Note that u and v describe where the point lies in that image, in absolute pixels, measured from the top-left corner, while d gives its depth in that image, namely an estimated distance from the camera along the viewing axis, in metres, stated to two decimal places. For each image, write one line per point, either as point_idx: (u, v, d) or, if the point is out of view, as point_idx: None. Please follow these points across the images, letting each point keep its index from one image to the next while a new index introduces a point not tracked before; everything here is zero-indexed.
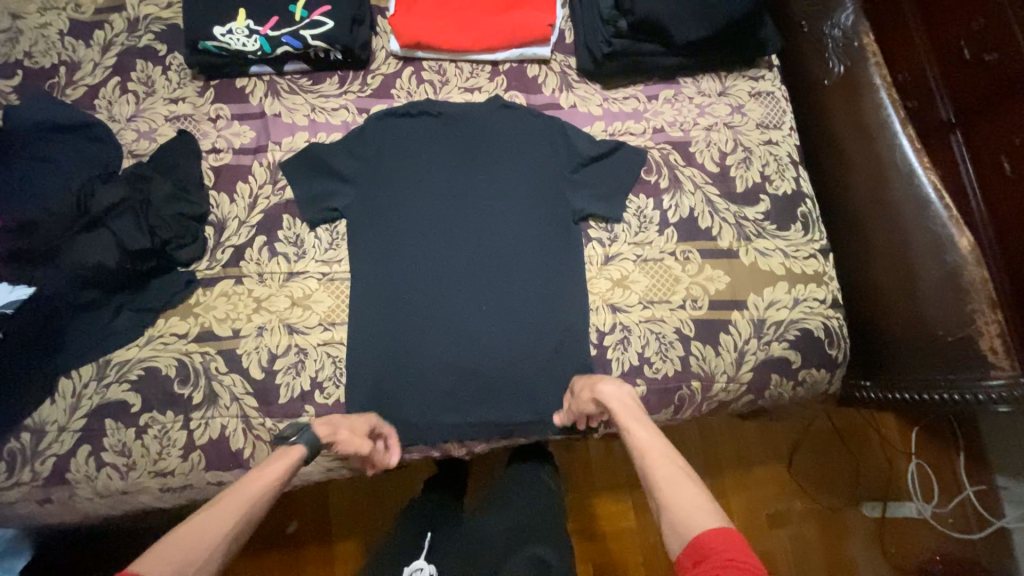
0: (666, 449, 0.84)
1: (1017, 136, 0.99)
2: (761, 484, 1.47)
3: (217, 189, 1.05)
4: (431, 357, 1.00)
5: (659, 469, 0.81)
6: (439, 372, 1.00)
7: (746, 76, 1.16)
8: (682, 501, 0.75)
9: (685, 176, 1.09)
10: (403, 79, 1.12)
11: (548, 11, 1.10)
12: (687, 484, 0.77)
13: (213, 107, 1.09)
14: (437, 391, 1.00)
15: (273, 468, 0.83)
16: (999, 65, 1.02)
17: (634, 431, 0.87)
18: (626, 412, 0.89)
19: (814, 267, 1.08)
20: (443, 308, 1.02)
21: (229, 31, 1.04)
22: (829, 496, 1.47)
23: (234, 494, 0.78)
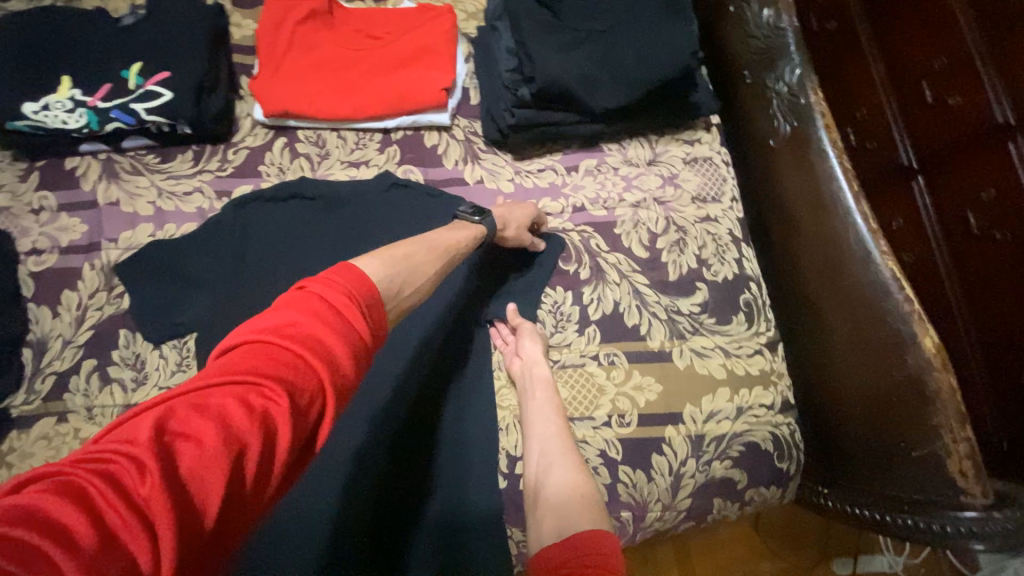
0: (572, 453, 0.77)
1: (987, 189, 0.83)
2: (729, 547, 1.21)
3: (37, 302, 0.86)
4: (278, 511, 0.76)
5: (552, 470, 0.75)
6: (286, 524, 0.76)
7: (679, 138, 1.01)
8: (565, 502, 0.70)
9: (609, 264, 0.93)
10: (274, 153, 0.94)
11: (444, 70, 0.93)
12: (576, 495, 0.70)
13: (36, 196, 0.90)
14: (285, 557, 0.74)
15: (451, 238, 0.74)
16: (961, 110, 0.86)
17: (538, 430, 0.80)
18: (542, 405, 0.82)
19: (759, 366, 0.94)
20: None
21: (45, 106, 0.85)
22: (800, 554, 1.22)
23: (419, 248, 0.67)
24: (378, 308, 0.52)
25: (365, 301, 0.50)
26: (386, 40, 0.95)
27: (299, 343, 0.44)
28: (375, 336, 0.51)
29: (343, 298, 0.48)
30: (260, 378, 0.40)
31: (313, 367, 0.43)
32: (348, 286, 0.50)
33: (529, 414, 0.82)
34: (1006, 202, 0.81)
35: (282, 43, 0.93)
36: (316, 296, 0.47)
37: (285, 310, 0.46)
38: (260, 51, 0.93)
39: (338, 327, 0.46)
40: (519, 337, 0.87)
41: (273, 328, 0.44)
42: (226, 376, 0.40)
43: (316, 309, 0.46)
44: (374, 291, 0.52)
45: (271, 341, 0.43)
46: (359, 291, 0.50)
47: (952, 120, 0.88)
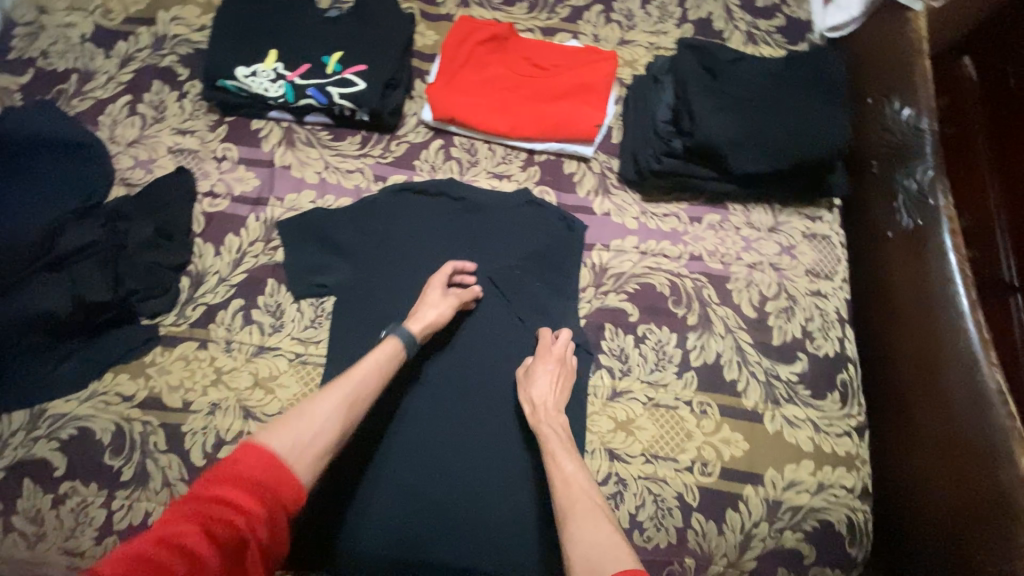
0: (590, 488, 0.77)
1: None
2: None
3: (203, 238, 0.95)
4: (391, 478, 0.87)
5: (578, 506, 0.74)
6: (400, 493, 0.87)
7: (802, 213, 1.05)
8: (593, 534, 0.70)
9: (717, 316, 0.96)
10: (429, 151, 1.03)
11: (599, 109, 1.01)
12: (605, 526, 0.71)
13: (221, 146, 1.01)
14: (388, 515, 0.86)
15: (365, 365, 0.79)
16: None
17: (560, 462, 0.80)
18: (561, 441, 0.83)
19: (845, 447, 0.95)
20: (415, 422, 0.90)
21: (253, 73, 0.97)
22: None
23: (338, 390, 0.75)
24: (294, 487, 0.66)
25: (275, 476, 0.65)
26: (551, 72, 1.04)
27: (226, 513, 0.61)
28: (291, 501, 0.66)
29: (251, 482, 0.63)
30: (184, 538, 0.59)
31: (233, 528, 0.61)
32: (260, 462, 0.65)
33: (549, 445, 0.82)
34: None
35: (461, 57, 1.03)
36: (240, 474, 0.63)
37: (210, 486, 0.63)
38: (440, 60, 1.04)
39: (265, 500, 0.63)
40: (537, 371, 0.88)
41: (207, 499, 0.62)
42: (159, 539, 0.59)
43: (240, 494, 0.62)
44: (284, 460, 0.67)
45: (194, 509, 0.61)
46: (271, 467, 0.65)
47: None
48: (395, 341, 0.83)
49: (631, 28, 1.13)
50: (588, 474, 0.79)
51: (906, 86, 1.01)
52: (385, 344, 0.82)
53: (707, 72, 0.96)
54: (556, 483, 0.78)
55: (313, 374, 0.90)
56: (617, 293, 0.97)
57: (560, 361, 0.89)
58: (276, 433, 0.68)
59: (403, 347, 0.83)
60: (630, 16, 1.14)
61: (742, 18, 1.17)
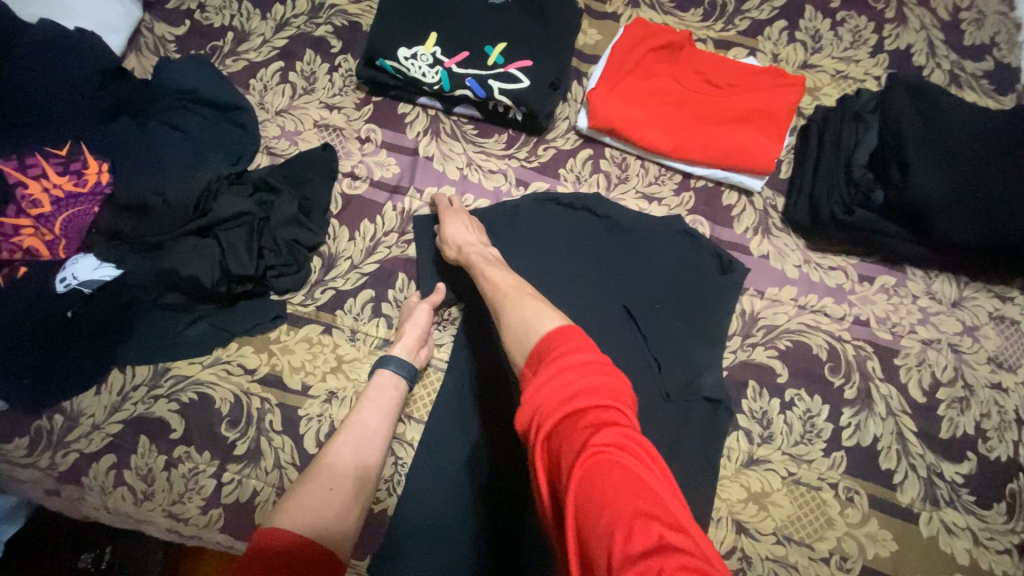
0: (518, 282, 0.72)
1: None
2: None
3: (339, 221, 0.93)
4: (488, 510, 0.80)
5: (507, 296, 0.69)
6: (485, 518, 0.79)
7: (991, 290, 0.91)
8: (522, 314, 0.63)
9: (879, 394, 0.85)
10: (577, 161, 0.96)
11: (775, 141, 0.91)
12: (531, 300, 0.66)
13: (366, 126, 0.97)
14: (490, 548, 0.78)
15: (369, 408, 0.76)
16: None
17: (488, 274, 0.75)
18: (483, 263, 0.77)
19: (1010, 571, 0.82)
20: (515, 448, 0.81)
21: (413, 55, 0.92)
22: None
23: (352, 434, 0.72)
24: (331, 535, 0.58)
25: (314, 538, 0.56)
26: (725, 91, 0.94)
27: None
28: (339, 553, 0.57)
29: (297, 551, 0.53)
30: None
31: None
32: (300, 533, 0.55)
33: (476, 269, 0.77)
34: None
35: (629, 62, 0.95)
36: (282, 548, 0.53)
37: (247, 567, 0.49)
38: (605, 62, 0.95)
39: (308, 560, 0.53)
40: (451, 218, 0.85)
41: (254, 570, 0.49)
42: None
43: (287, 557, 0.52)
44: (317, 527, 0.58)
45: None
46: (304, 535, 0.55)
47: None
48: (389, 371, 0.80)
49: (817, 51, 1.00)
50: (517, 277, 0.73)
51: None
52: (375, 383, 0.79)
53: (922, 116, 0.84)
54: (483, 291, 0.73)
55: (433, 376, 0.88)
56: (766, 348, 0.88)
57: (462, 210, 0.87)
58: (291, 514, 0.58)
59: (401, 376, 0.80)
60: (817, 37, 1.01)
61: (947, 54, 1.02)
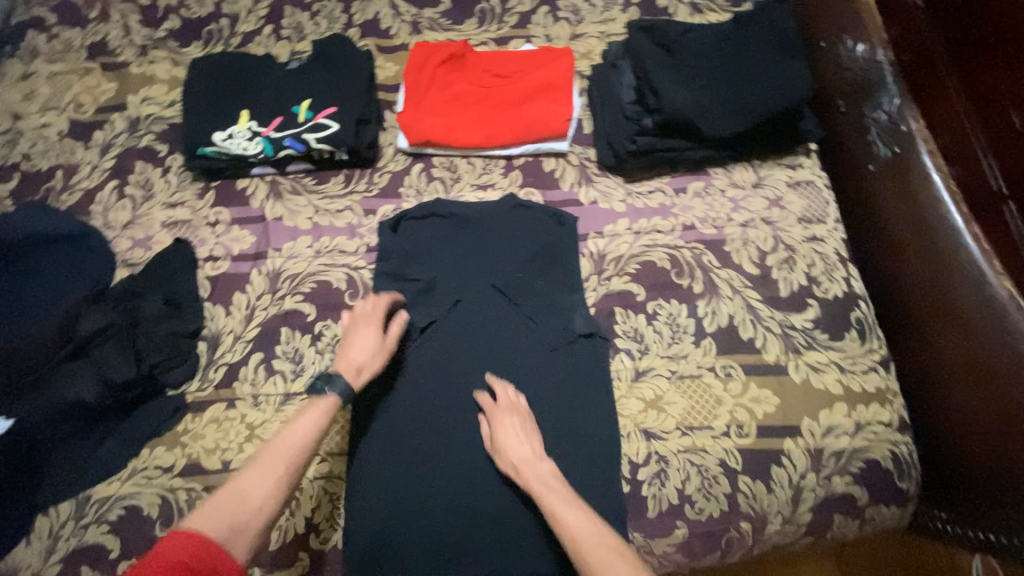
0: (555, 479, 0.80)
1: None
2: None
3: (211, 302, 0.98)
4: (432, 507, 0.85)
5: (592, 552, 0.71)
6: (434, 514, 0.85)
7: (782, 164, 1.07)
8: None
9: (721, 280, 0.98)
10: (412, 177, 1.06)
11: (565, 104, 1.04)
12: (621, 562, 0.69)
13: (212, 210, 1.04)
14: (441, 533, 0.84)
15: (300, 425, 0.77)
16: None
17: (560, 517, 0.76)
18: (559, 496, 0.78)
19: (875, 383, 0.95)
20: (437, 441, 0.88)
21: (230, 135, 1.00)
22: None
23: (275, 456, 0.74)
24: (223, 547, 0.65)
25: (210, 552, 0.63)
26: (512, 78, 1.07)
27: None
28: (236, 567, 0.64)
29: (187, 561, 0.61)
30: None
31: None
32: (195, 548, 0.63)
33: (546, 497, 0.78)
34: None
35: (424, 81, 1.07)
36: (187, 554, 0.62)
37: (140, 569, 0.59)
38: (405, 87, 1.07)
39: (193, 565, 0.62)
40: (501, 434, 0.84)
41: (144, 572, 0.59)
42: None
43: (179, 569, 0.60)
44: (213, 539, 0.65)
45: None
46: (199, 549, 0.63)
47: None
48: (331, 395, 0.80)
49: (579, 22, 1.16)
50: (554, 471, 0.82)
51: (856, 23, 1.08)
52: (321, 398, 0.80)
53: (663, 49, 0.99)
54: (562, 539, 0.74)
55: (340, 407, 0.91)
56: (620, 275, 1.00)
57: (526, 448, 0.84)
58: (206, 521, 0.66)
59: (336, 401, 0.80)
60: (577, 11, 1.17)
61: None
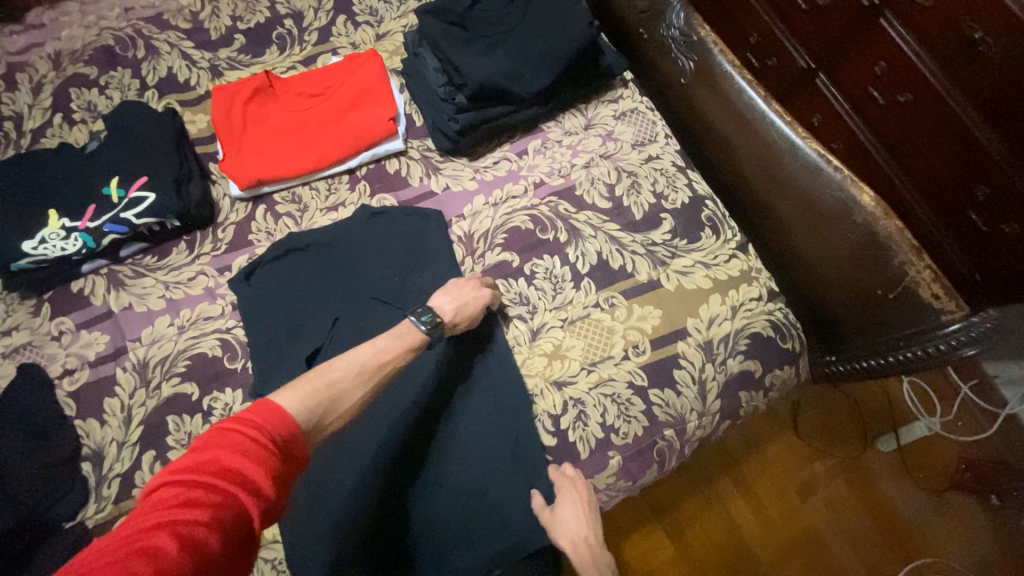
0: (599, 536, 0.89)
1: (877, 63, 1.04)
2: (782, 457, 1.39)
3: (82, 417, 0.91)
4: (392, 525, 0.87)
5: None
6: (399, 525, 0.87)
7: (604, 100, 1.13)
8: None
9: (581, 223, 1.03)
10: (258, 221, 1.02)
11: (386, 104, 1.05)
12: None
13: (53, 323, 0.96)
14: (399, 546, 0.86)
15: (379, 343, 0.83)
16: (832, 6, 1.08)
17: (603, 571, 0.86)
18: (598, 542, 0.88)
19: (738, 267, 1.04)
20: (376, 460, 0.89)
21: (42, 240, 0.92)
22: (846, 446, 1.40)
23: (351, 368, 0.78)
24: (293, 428, 0.64)
25: (282, 433, 0.62)
26: (327, 94, 1.06)
27: (239, 475, 0.56)
28: (297, 457, 0.63)
29: (262, 435, 0.60)
30: (185, 518, 0.51)
31: (242, 504, 0.55)
32: (268, 421, 0.62)
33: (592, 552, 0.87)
34: (897, 68, 1.02)
35: (237, 121, 1.03)
36: (252, 437, 0.60)
37: (211, 447, 0.57)
38: (219, 135, 1.03)
39: (265, 438, 0.60)
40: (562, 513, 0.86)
41: (220, 448, 0.57)
42: (159, 503, 0.52)
43: (247, 443, 0.59)
44: (291, 416, 0.65)
45: (194, 475, 0.55)
46: (277, 426, 0.63)
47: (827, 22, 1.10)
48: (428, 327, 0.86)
49: (380, 22, 1.17)
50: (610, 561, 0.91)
51: None
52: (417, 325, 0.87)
53: (456, 26, 1.02)
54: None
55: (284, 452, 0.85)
56: (492, 249, 1.03)
57: (560, 367, 0.95)
58: (290, 397, 0.68)
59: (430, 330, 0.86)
60: (373, 11, 1.17)
61: None
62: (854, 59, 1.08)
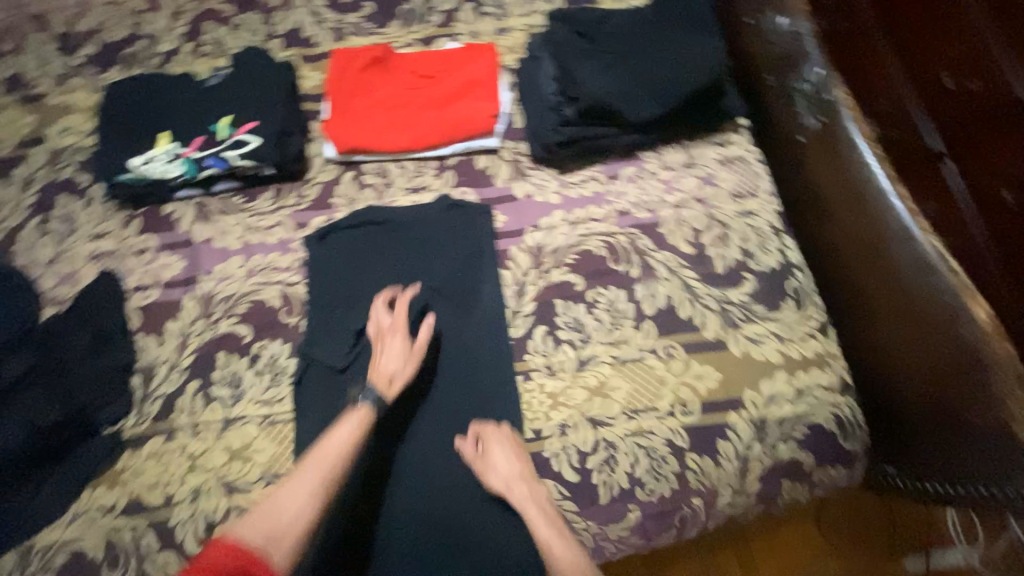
0: (530, 465, 0.86)
1: (1014, 166, 0.82)
2: (798, 545, 1.30)
3: (144, 332, 0.95)
4: (393, 520, 0.86)
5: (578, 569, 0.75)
6: (405, 523, 0.85)
7: (711, 141, 1.07)
8: None
9: (657, 262, 0.99)
10: (343, 186, 1.04)
11: (490, 101, 1.05)
12: None
13: (139, 239, 1.01)
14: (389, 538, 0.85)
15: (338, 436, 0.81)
16: (984, 92, 0.86)
17: (539, 528, 0.79)
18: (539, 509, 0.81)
19: (813, 349, 0.97)
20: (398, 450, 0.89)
21: (150, 159, 0.99)
22: (874, 552, 1.29)
23: (314, 464, 0.78)
24: None
25: None
26: (437, 78, 1.07)
27: None
28: None
29: None
30: None
31: None
32: None
33: (528, 510, 0.80)
34: None
35: (348, 87, 1.06)
36: None
37: None
38: (329, 97, 1.06)
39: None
40: (494, 451, 0.85)
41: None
42: None
43: None
44: None
45: None
46: None
47: (969, 100, 0.88)
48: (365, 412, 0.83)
49: (503, 15, 1.16)
50: (552, 507, 0.82)
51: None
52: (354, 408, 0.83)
53: (581, 37, 1.01)
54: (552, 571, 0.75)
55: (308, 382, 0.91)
56: (559, 267, 1.00)
57: (589, 402, 0.92)
58: (248, 528, 0.71)
59: (370, 410, 0.83)
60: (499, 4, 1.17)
61: None
62: (977, 155, 0.88)
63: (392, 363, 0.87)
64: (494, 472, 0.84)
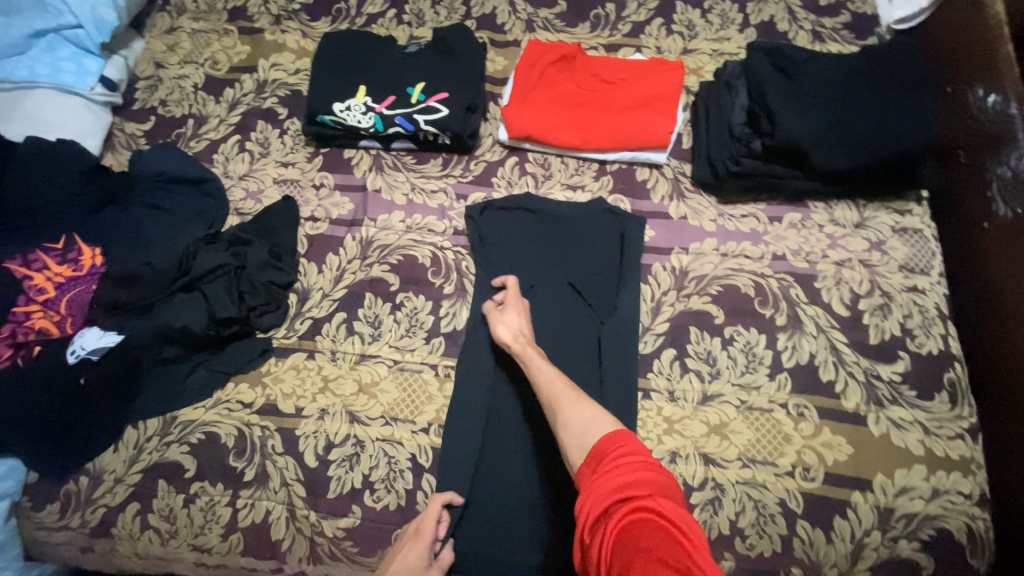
0: (570, 381, 0.83)
1: None
2: None
3: (307, 259, 1.05)
4: (477, 485, 0.90)
5: (561, 395, 0.79)
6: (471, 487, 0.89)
7: (889, 207, 1.02)
8: (579, 415, 0.75)
9: (807, 316, 0.95)
10: (506, 168, 1.09)
11: (670, 117, 1.04)
12: (585, 403, 0.77)
13: (319, 174, 1.11)
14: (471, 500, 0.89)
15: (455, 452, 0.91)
16: None
17: (541, 370, 0.85)
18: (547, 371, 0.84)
19: (960, 451, 0.88)
20: (496, 423, 0.92)
21: (347, 107, 1.07)
22: None
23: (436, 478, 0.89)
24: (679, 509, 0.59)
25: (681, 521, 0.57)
26: (619, 85, 1.08)
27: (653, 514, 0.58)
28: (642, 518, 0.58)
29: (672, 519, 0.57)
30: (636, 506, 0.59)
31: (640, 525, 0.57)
32: (675, 514, 0.58)
33: (530, 359, 0.87)
34: None
35: (534, 77, 1.10)
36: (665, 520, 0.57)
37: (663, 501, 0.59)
38: (513, 82, 1.10)
39: (666, 481, 0.63)
40: (505, 306, 0.94)
41: (617, 480, 0.63)
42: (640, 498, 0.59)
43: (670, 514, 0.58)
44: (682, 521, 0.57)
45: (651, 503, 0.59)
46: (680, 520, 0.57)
47: None
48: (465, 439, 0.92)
49: (694, 37, 1.16)
50: (606, 411, 0.75)
51: (985, 71, 0.94)
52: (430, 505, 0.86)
53: (781, 72, 0.99)
54: (559, 428, 0.75)
55: (437, 344, 0.98)
56: (700, 295, 0.98)
57: (705, 438, 0.90)
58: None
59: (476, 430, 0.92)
60: (692, 26, 1.16)
61: (807, 17, 1.16)
62: None
63: (514, 323, 0.92)
64: (501, 322, 0.92)
